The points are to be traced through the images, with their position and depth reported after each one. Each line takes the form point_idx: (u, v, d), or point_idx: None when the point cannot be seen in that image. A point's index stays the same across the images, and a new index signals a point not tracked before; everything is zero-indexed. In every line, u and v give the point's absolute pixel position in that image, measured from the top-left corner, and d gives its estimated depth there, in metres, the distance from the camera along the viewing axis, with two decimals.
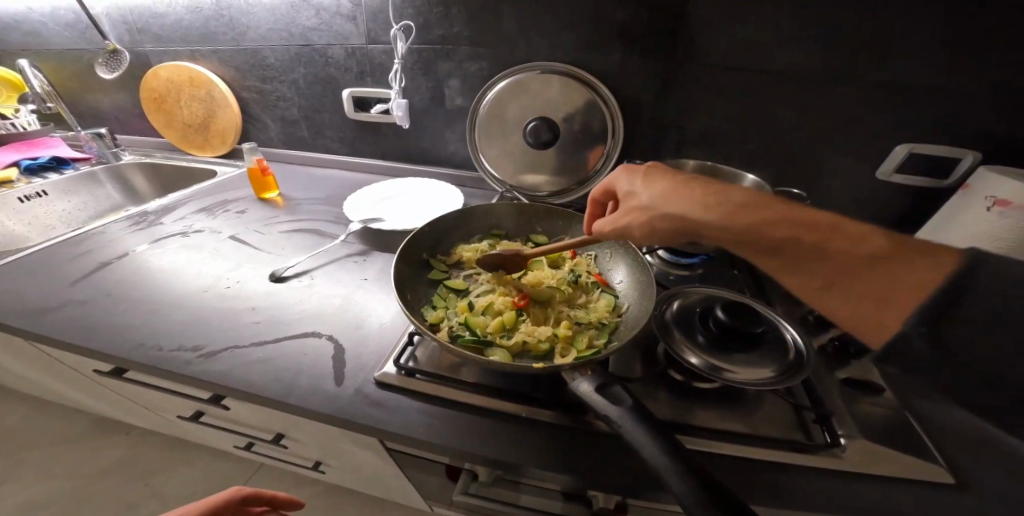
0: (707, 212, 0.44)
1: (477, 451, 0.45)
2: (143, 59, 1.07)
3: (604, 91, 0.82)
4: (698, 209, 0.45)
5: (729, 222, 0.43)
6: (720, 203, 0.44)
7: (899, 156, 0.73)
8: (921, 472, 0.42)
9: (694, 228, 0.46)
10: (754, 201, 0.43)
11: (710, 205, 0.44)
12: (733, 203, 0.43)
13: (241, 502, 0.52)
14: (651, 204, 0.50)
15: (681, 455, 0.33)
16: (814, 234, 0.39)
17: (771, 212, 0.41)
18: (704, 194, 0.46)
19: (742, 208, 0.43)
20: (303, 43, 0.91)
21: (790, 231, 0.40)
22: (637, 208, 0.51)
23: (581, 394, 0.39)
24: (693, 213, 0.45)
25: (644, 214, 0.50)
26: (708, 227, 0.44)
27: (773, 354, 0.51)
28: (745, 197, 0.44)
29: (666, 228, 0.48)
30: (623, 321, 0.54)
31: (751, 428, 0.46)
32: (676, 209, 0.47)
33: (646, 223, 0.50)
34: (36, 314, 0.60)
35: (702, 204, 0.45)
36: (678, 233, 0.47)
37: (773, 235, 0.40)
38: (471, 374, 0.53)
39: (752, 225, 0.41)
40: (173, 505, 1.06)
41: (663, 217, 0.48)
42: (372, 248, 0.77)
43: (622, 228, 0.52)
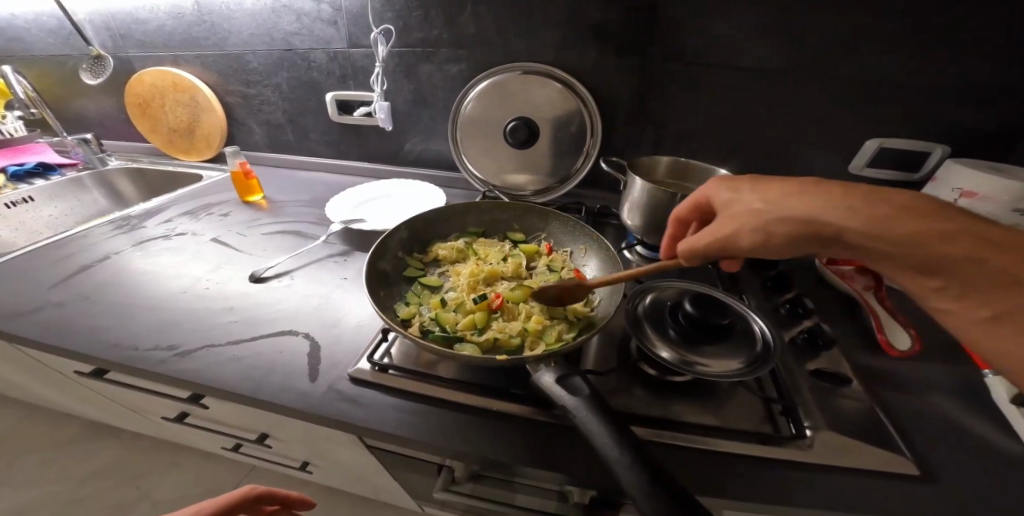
0: (835, 217, 0.35)
1: (450, 446, 0.46)
2: (128, 64, 1.07)
3: (582, 91, 0.83)
4: (826, 214, 0.35)
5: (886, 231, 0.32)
6: (846, 208, 0.35)
7: (870, 150, 0.74)
8: (881, 462, 0.43)
9: (819, 235, 0.36)
10: (896, 205, 0.33)
11: (838, 211, 0.35)
12: (867, 208, 0.34)
13: (254, 500, 0.53)
14: (760, 210, 0.41)
15: (634, 446, 0.34)
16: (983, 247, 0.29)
17: (919, 221, 0.32)
18: (819, 196, 0.37)
19: (887, 215, 0.33)
20: (285, 48, 0.92)
21: (943, 244, 0.31)
22: (743, 214, 0.42)
23: (543, 386, 0.40)
24: (829, 218, 0.35)
25: (756, 220, 0.40)
26: (840, 235, 0.35)
27: (742, 347, 0.52)
28: (882, 199, 0.34)
29: (778, 238, 0.39)
30: (595, 316, 0.55)
31: (719, 421, 0.47)
32: (791, 215, 0.38)
33: (752, 231, 0.41)
34: (14, 317, 0.60)
35: (830, 209, 0.36)
36: (796, 243, 0.38)
37: (917, 249, 0.32)
38: (444, 370, 0.53)
39: (893, 235, 0.32)
40: (162, 508, 1.06)
41: (776, 224, 0.39)
42: (353, 248, 0.77)
43: (724, 237, 0.43)
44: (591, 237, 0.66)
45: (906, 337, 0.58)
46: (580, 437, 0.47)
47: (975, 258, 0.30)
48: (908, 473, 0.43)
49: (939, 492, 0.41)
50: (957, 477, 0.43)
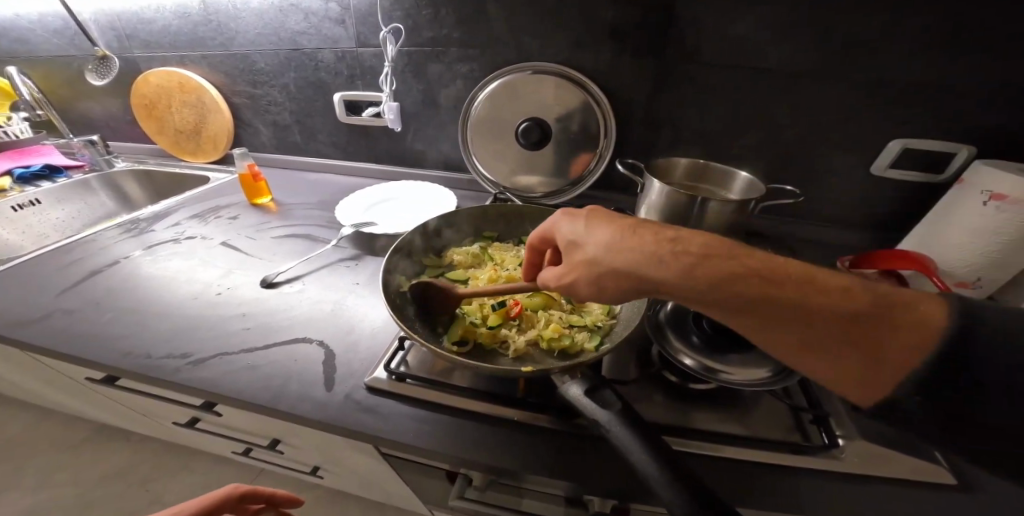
0: (668, 270, 0.33)
1: (471, 457, 0.45)
2: (134, 65, 1.06)
3: (596, 91, 0.81)
4: (653, 260, 0.33)
5: (687, 283, 0.32)
6: (693, 256, 0.33)
7: (893, 151, 0.72)
8: (915, 471, 0.42)
9: (654, 289, 0.34)
10: (712, 248, 0.33)
11: (677, 259, 0.33)
12: (692, 254, 0.33)
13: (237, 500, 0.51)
14: (601, 255, 0.37)
15: (670, 462, 0.32)
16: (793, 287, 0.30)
17: (734, 260, 0.32)
18: (679, 239, 0.34)
19: (705, 259, 0.32)
20: (293, 47, 0.91)
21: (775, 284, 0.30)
22: (584, 262, 0.38)
23: (571, 399, 0.39)
24: (646, 270, 0.34)
25: (588, 271, 0.38)
26: (694, 284, 0.32)
27: (768, 355, 0.51)
28: (712, 249, 0.33)
29: (634, 280, 0.35)
30: (618, 323, 0.54)
31: (747, 430, 0.46)
32: (638, 262, 0.34)
33: (597, 278, 0.37)
34: (24, 323, 0.60)
35: (664, 260, 0.33)
36: (648, 289, 0.34)
37: (766, 294, 0.30)
38: (463, 378, 0.52)
39: (718, 279, 0.31)
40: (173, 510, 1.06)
41: (622, 269, 0.35)
42: (364, 252, 0.76)
43: (585, 274, 0.38)
44: None
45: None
46: (605, 447, 0.46)
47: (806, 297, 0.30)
48: (946, 482, 0.41)
49: (979, 505, 0.40)
50: (997, 489, 0.41)
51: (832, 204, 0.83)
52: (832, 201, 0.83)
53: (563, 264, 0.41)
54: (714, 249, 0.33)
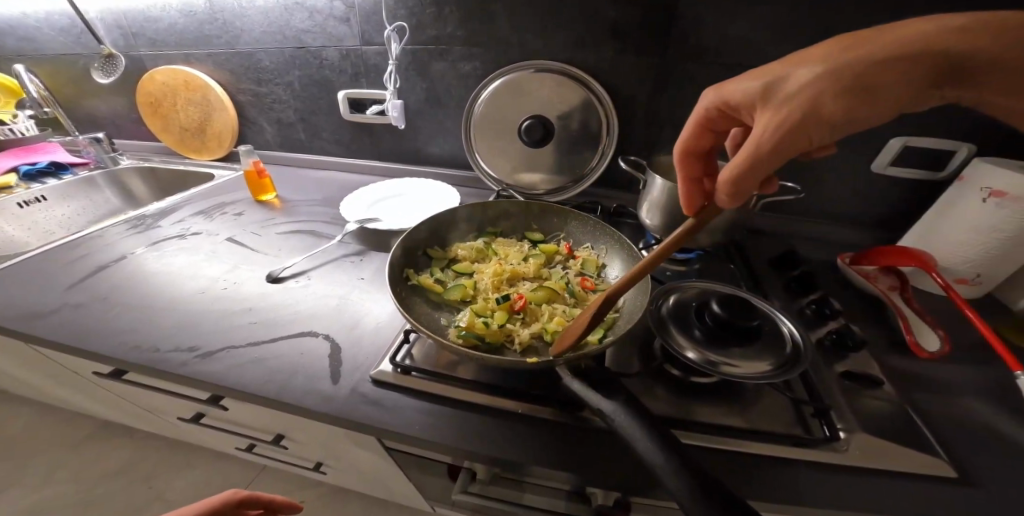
0: (840, 83, 0.35)
1: (476, 449, 0.45)
2: (139, 63, 1.07)
3: (599, 89, 0.82)
4: (936, 35, 0.32)
5: (845, 87, 0.35)
6: (829, 75, 0.35)
7: (894, 149, 0.72)
8: (914, 464, 0.42)
9: (935, 66, 0.33)
10: (862, 46, 0.34)
11: (953, 29, 0.32)
12: (970, 27, 0.32)
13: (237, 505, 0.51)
14: (836, 67, 0.35)
15: (675, 451, 0.33)
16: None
17: (874, 57, 0.34)
18: (888, 32, 0.33)
19: (991, 27, 0.31)
20: (297, 46, 0.91)
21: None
22: (813, 81, 0.36)
23: (576, 390, 0.39)
24: (815, 94, 0.36)
25: (761, 133, 0.38)
26: (981, 50, 0.32)
27: (770, 347, 0.51)
28: (843, 58, 0.35)
29: (893, 76, 0.34)
30: (621, 317, 0.55)
31: (749, 423, 0.46)
32: (796, 100, 0.37)
33: (851, 90, 0.35)
34: (34, 317, 0.60)
35: (813, 83, 0.36)
36: (904, 82, 0.34)
37: (908, 66, 0.33)
38: (468, 371, 0.53)
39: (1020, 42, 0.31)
40: (176, 506, 1.07)
41: (865, 70, 0.34)
42: (368, 248, 0.77)
43: (805, 106, 0.36)
44: (612, 236, 0.65)
45: (934, 338, 0.59)
46: (608, 439, 0.47)
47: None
48: (945, 475, 0.42)
49: (979, 498, 0.40)
50: (996, 483, 0.42)
51: (833, 202, 0.83)
52: (834, 198, 0.83)
53: (766, 111, 0.39)
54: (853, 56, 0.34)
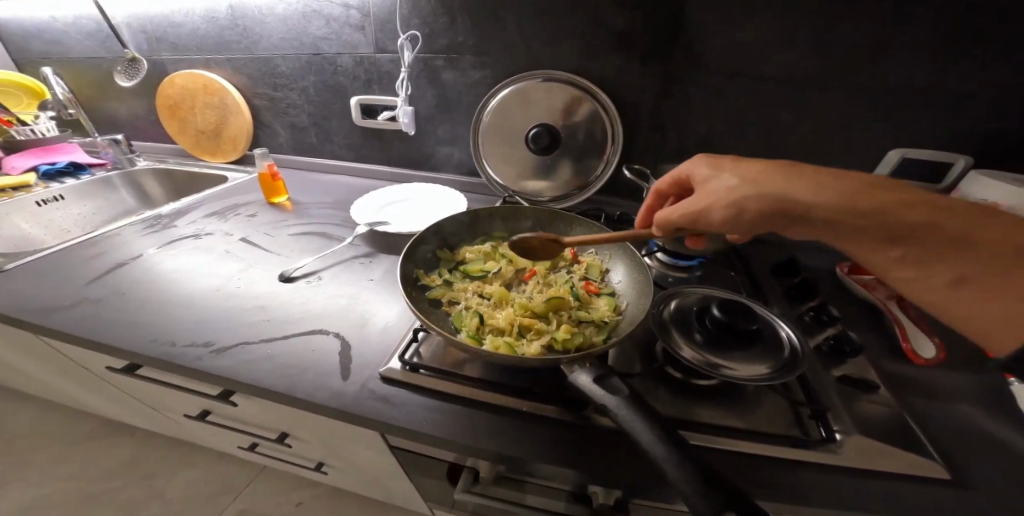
0: (789, 186, 0.42)
1: (482, 445, 0.46)
2: (160, 67, 1.10)
3: (604, 99, 0.85)
4: (797, 189, 0.42)
5: (809, 196, 0.40)
6: (796, 181, 0.42)
7: (892, 161, 0.74)
8: (908, 465, 0.43)
9: (789, 210, 0.42)
10: (849, 179, 0.40)
11: (818, 187, 0.41)
12: (853, 184, 0.40)
13: None
14: (738, 182, 0.46)
15: (678, 446, 0.34)
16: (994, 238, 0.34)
17: (830, 188, 0.40)
18: (851, 181, 0.40)
19: (859, 188, 0.39)
20: (314, 52, 0.95)
21: (902, 207, 0.37)
22: (719, 188, 0.47)
23: (580, 385, 0.41)
24: (773, 189, 0.43)
25: (717, 194, 0.46)
26: (893, 215, 0.37)
27: (769, 351, 0.53)
28: (818, 177, 0.41)
29: (847, 207, 0.39)
30: (623, 319, 0.56)
31: (747, 424, 0.47)
32: (744, 185, 0.45)
33: (728, 202, 0.45)
34: (53, 311, 0.62)
35: (774, 180, 0.43)
36: (780, 213, 0.43)
37: (874, 208, 0.38)
38: (473, 369, 0.54)
39: (859, 206, 0.38)
40: (177, 505, 1.07)
41: (762, 195, 0.43)
42: (378, 250, 0.79)
43: (731, 197, 0.45)
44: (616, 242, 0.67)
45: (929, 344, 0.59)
46: (610, 438, 0.48)
47: (954, 237, 0.35)
48: (940, 477, 0.43)
49: (975, 501, 0.41)
50: (993, 486, 0.42)
51: None
52: None
53: (706, 189, 0.49)
54: (824, 176, 0.41)
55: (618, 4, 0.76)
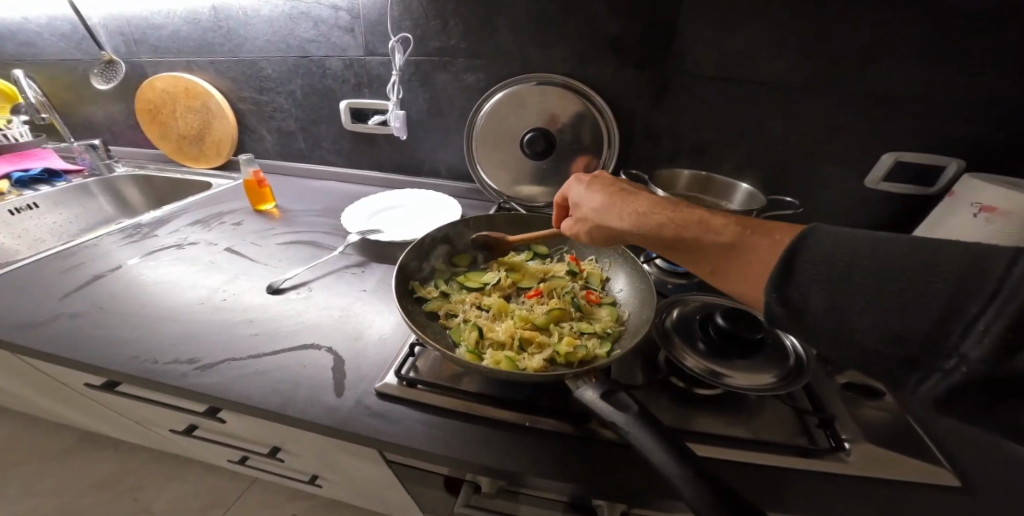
0: (620, 218, 0.46)
1: (484, 462, 0.45)
2: (139, 69, 1.06)
3: (600, 103, 0.84)
4: (621, 214, 0.46)
5: (632, 227, 0.45)
6: (623, 212, 0.46)
7: (887, 164, 0.75)
8: (919, 472, 0.43)
9: (624, 239, 0.47)
10: (653, 208, 0.44)
11: (628, 216, 0.45)
12: (646, 216, 0.44)
13: None
14: (592, 214, 0.50)
15: (694, 465, 0.33)
16: (742, 246, 0.36)
17: (641, 219, 0.44)
18: (655, 206, 0.44)
19: (648, 216, 0.43)
20: (301, 55, 0.92)
21: (679, 228, 0.40)
22: (583, 217, 0.52)
23: (587, 402, 0.40)
24: (611, 221, 0.47)
25: (583, 222, 0.52)
26: (675, 237, 0.40)
27: (772, 360, 0.53)
28: (641, 205, 0.45)
29: (653, 236, 0.42)
30: (626, 329, 0.55)
31: (755, 433, 0.47)
32: (595, 214, 0.50)
33: (590, 228, 0.52)
34: (25, 328, 0.59)
35: (608, 211, 0.48)
36: (623, 240, 0.48)
37: (661, 233, 0.41)
38: (472, 383, 0.52)
39: (654, 233, 0.42)
40: None
41: (612, 230, 0.48)
42: (370, 259, 0.77)
43: (594, 226, 0.51)
44: (616, 250, 0.66)
45: None
46: (615, 451, 0.47)
47: (713, 244, 0.38)
48: (950, 484, 0.43)
49: (978, 505, 0.41)
50: (997, 492, 0.42)
51: (828, 214, 0.85)
52: (828, 211, 0.84)
53: (574, 218, 0.55)
54: (644, 205, 0.45)
55: (613, 8, 0.75)
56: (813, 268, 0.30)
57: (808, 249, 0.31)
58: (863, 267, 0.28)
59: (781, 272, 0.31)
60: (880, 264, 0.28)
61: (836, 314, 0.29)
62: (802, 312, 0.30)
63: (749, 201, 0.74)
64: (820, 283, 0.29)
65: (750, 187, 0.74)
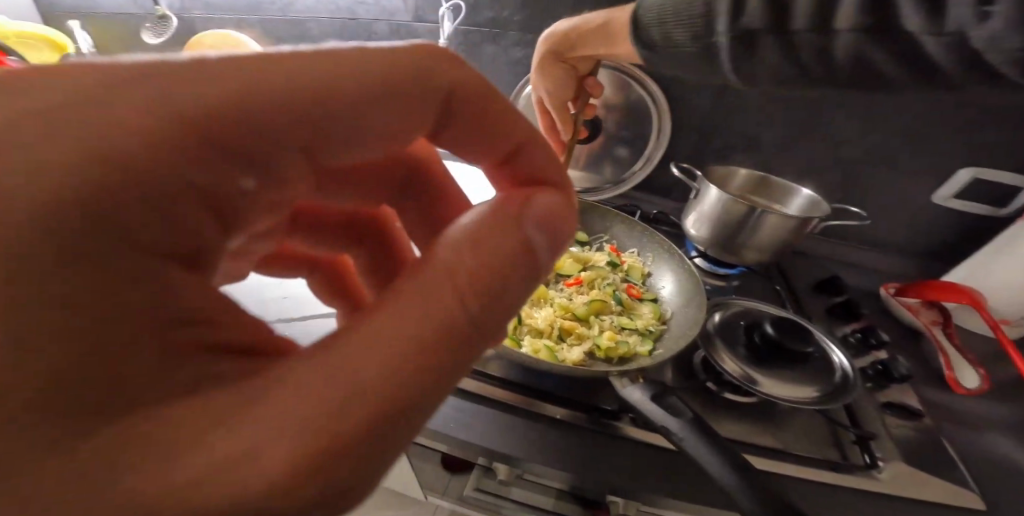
0: (553, 49, 0.67)
1: (511, 452, 0.43)
2: (189, 26, 1.06)
3: (654, 89, 0.77)
4: (552, 45, 0.67)
5: (557, 42, 0.66)
6: (553, 52, 0.67)
7: (962, 181, 0.70)
8: (951, 495, 0.43)
9: (559, 51, 0.67)
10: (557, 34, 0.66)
11: (553, 46, 0.67)
12: (564, 40, 0.65)
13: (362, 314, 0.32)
14: (541, 74, 0.70)
15: (752, 479, 0.31)
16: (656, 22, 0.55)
17: (564, 35, 0.65)
18: (569, 32, 0.65)
19: (571, 37, 0.65)
20: (349, 17, 0.89)
21: (592, 29, 0.62)
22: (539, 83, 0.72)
23: (635, 404, 0.37)
24: (549, 54, 0.68)
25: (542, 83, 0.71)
26: (592, 28, 0.62)
27: (819, 374, 0.50)
28: (559, 42, 0.66)
29: (588, 34, 0.63)
30: (669, 330, 0.52)
31: (784, 443, 0.45)
32: (543, 66, 0.69)
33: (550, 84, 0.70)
34: None
35: (544, 59, 0.69)
36: (561, 60, 0.68)
37: (583, 29, 0.63)
38: (502, 368, 0.50)
39: (584, 31, 0.63)
40: None
41: (554, 60, 0.68)
42: None
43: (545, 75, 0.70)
44: (661, 245, 0.63)
45: (975, 375, 0.59)
46: (636, 449, 0.44)
47: (626, 14, 0.57)
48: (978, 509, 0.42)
49: None
50: None
51: (886, 229, 0.80)
52: (886, 226, 0.79)
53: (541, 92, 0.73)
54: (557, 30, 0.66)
55: None
56: (739, 25, 0.43)
57: (714, 19, 0.46)
58: (803, 15, 0.39)
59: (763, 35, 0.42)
60: (816, 9, 0.38)
61: (795, 59, 0.41)
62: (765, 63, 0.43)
63: (810, 208, 0.71)
64: (773, 41, 0.42)
65: (811, 195, 0.70)
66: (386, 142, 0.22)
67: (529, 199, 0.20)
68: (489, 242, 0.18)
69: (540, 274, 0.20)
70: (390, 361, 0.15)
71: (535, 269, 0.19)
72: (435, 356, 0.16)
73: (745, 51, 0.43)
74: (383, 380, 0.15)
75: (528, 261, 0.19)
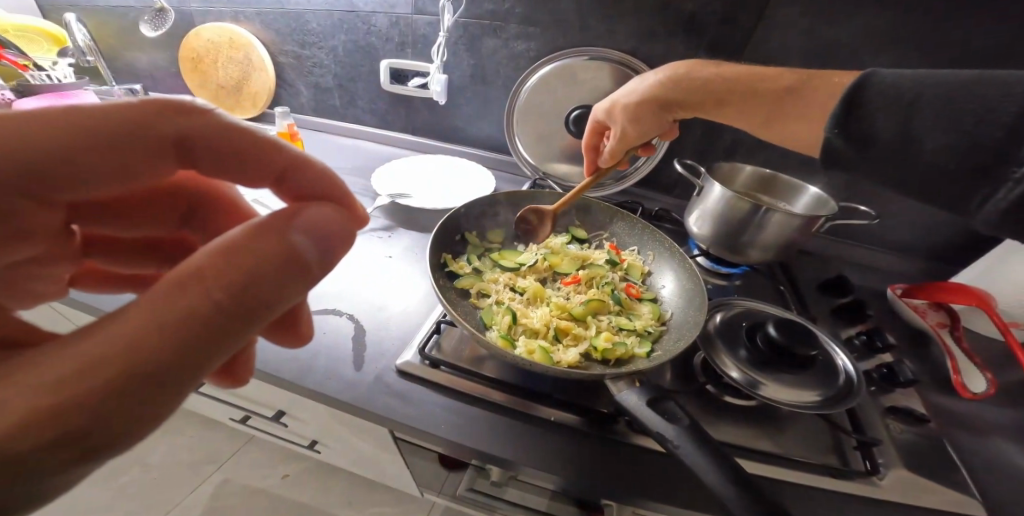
0: (664, 85, 0.59)
1: (502, 454, 0.42)
2: (188, 19, 1.05)
3: None
4: (669, 85, 0.59)
5: (682, 86, 0.58)
6: (667, 86, 0.59)
7: None
8: (953, 502, 0.41)
9: (672, 99, 0.60)
10: (688, 70, 0.59)
11: (673, 85, 0.59)
12: (685, 83, 0.58)
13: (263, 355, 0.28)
14: (632, 102, 0.62)
15: (749, 488, 0.29)
16: (782, 104, 0.51)
17: (689, 78, 0.58)
18: (681, 75, 0.58)
19: (689, 81, 0.58)
20: (348, 9, 0.88)
21: (730, 81, 0.55)
22: (618, 107, 0.64)
23: (630, 408, 0.36)
24: (659, 91, 0.60)
25: (624, 113, 0.63)
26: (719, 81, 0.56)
27: (822, 379, 0.48)
28: (685, 81, 0.58)
29: (711, 85, 0.57)
30: (668, 330, 0.51)
31: (783, 447, 0.44)
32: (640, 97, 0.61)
33: (633, 115, 0.62)
34: None
35: (647, 91, 0.60)
36: (664, 103, 0.60)
37: (722, 81, 0.56)
38: (494, 368, 0.49)
39: (718, 82, 0.56)
40: (158, 473, 1.05)
41: (654, 100, 0.60)
42: (397, 225, 0.74)
43: (637, 109, 0.62)
44: (662, 244, 0.61)
45: (981, 379, 0.57)
46: (632, 454, 0.43)
47: (770, 83, 0.52)
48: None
49: None
50: None
51: (894, 228, 0.78)
52: (895, 225, 0.77)
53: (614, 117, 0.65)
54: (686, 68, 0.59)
55: None
56: (879, 98, 0.36)
57: (869, 85, 0.37)
58: (936, 99, 0.33)
59: (849, 107, 0.38)
60: (959, 97, 0.32)
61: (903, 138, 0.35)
62: (869, 138, 0.37)
63: (818, 207, 0.69)
64: (888, 112, 0.36)
65: (820, 193, 0.68)
66: (129, 176, 0.23)
67: (302, 209, 0.22)
68: (243, 253, 0.19)
69: (317, 273, 0.22)
70: (119, 350, 0.17)
71: (307, 270, 0.21)
72: (176, 338, 0.18)
73: (854, 116, 0.38)
74: (105, 365, 0.17)
75: (291, 265, 0.20)
